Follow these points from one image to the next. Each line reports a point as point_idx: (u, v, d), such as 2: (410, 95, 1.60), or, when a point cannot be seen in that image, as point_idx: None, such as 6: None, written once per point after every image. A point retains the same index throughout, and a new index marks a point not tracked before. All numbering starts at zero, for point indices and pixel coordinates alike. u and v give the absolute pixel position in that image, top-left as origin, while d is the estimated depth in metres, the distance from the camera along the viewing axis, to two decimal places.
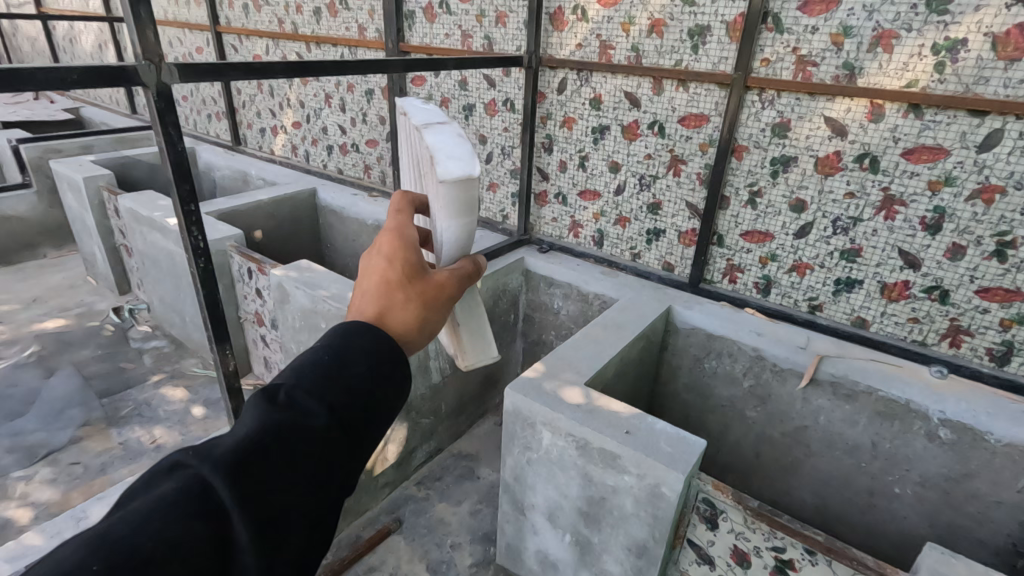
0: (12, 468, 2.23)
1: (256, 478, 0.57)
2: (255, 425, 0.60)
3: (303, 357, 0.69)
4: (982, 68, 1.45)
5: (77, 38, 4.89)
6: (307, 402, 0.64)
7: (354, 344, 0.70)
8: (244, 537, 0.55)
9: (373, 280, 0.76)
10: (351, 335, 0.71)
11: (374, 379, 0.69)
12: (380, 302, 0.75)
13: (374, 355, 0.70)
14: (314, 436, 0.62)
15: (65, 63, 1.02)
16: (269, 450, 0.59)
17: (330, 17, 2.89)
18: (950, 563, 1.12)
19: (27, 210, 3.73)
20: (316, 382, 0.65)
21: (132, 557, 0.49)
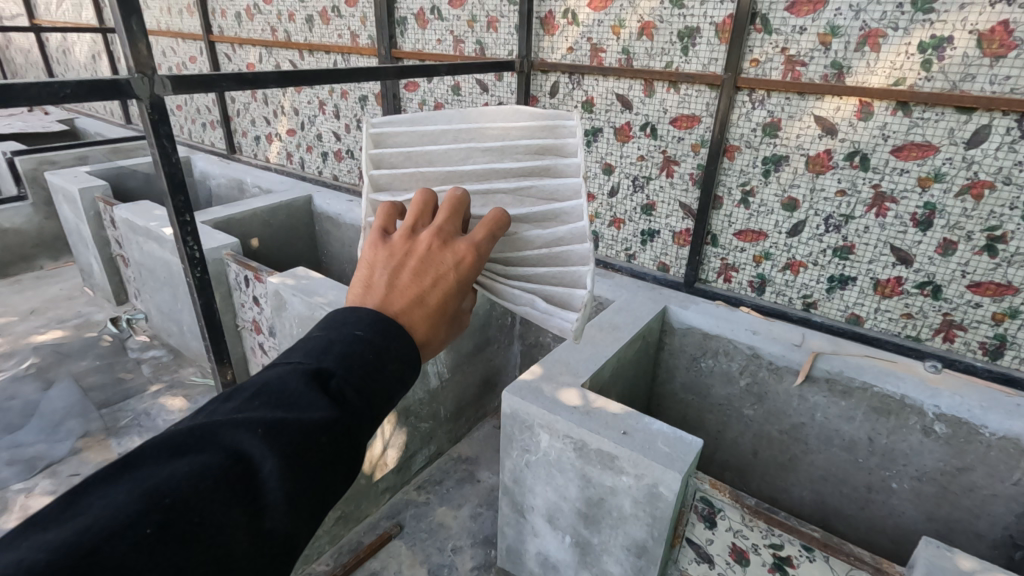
0: (11, 480, 2.23)
1: (302, 472, 0.52)
2: (305, 417, 0.53)
3: (356, 340, 0.61)
4: (968, 65, 1.47)
5: (70, 50, 4.90)
6: (356, 397, 0.58)
7: (402, 356, 0.63)
8: (277, 534, 0.51)
9: (439, 300, 0.68)
10: (402, 353, 0.63)
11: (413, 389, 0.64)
12: (434, 328, 0.68)
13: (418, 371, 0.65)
14: (356, 439, 0.57)
15: (60, 77, 1.03)
16: (318, 444, 0.53)
17: (322, 25, 2.91)
18: (946, 556, 1.13)
19: (23, 223, 3.73)
20: (369, 376, 0.59)
21: (173, 531, 0.46)
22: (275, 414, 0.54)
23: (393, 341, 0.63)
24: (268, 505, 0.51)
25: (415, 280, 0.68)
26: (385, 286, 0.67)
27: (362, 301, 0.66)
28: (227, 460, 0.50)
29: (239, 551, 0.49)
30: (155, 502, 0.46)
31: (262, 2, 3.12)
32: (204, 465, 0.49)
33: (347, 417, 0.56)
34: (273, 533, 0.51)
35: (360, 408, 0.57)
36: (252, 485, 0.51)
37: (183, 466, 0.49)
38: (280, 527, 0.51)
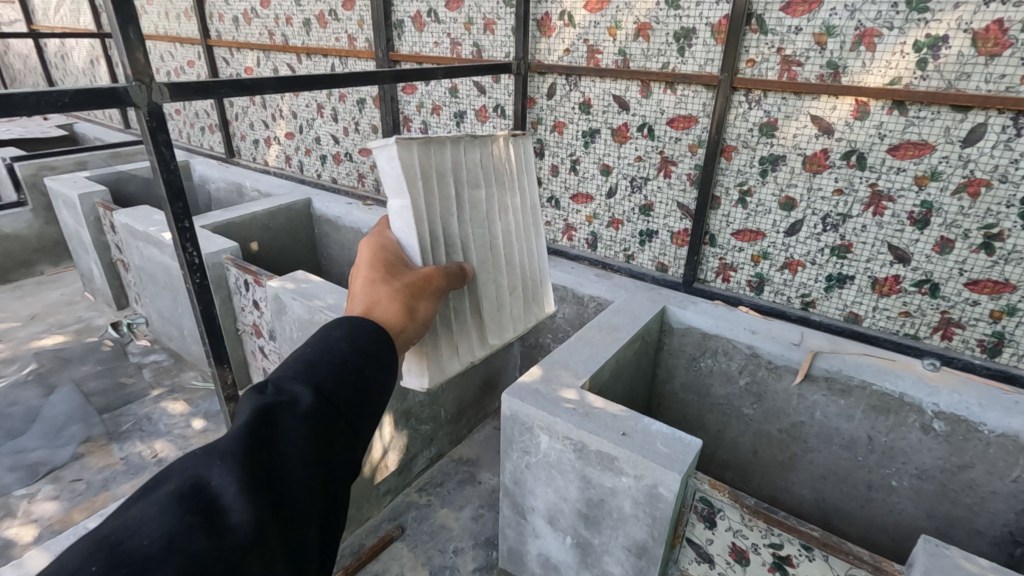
0: (14, 486, 2.24)
1: (256, 460, 0.54)
2: (246, 412, 0.58)
3: (293, 358, 0.68)
4: (964, 64, 1.47)
5: (69, 55, 4.91)
6: (295, 389, 0.63)
7: (343, 332, 0.72)
8: (244, 524, 0.49)
9: (359, 285, 0.85)
10: (344, 328, 0.73)
11: (359, 358, 0.69)
12: (373, 296, 0.82)
13: (362, 342, 0.71)
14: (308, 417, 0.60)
15: (57, 87, 1.03)
16: (262, 430, 0.57)
17: (320, 28, 2.91)
18: (944, 554, 1.14)
19: (23, 228, 3.74)
20: (303, 369, 0.65)
21: (130, 555, 0.45)
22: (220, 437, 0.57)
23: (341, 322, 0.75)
24: (227, 504, 0.50)
25: (355, 285, 0.86)
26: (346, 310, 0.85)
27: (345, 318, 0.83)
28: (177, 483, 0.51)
29: (206, 553, 0.46)
30: (102, 543, 0.45)
31: (260, 6, 3.12)
32: (158, 496, 0.50)
33: (289, 403, 0.61)
34: (240, 527, 0.49)
35: (301, 391, 0.62)
36: (206, 496, 0.51)
37: (132, 506, 0.49)
38: (246, 518, 0.49)
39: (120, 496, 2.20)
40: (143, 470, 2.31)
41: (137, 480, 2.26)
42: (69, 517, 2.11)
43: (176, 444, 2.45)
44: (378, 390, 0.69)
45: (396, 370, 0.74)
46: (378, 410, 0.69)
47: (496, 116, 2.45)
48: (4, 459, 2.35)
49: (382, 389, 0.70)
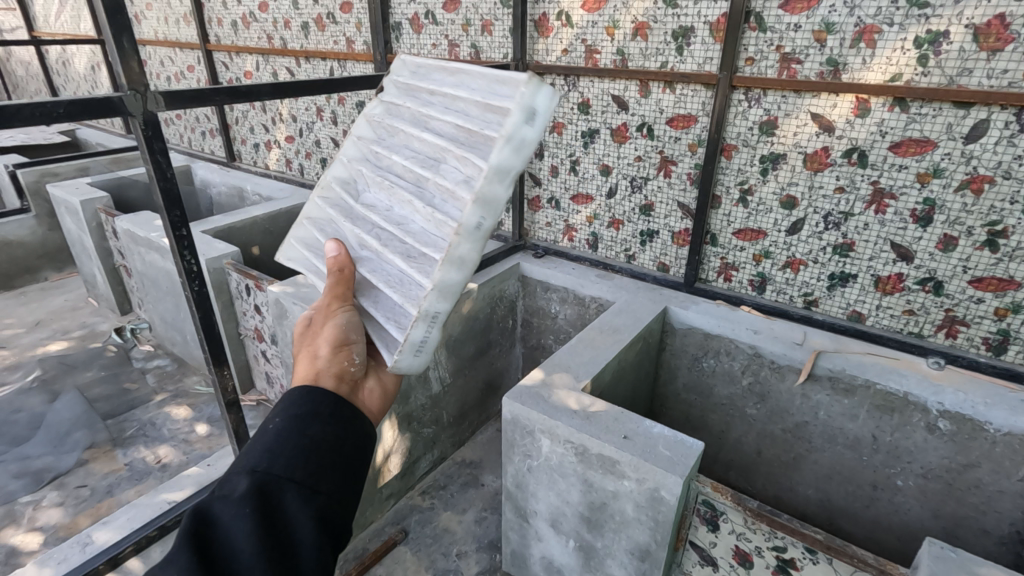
0: (19, 493, 2.25)
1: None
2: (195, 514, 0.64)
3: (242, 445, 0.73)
4: (965, 59, 1.45)
5: (70, 61, 4.92)
6: (235, 477, 0.67)
7: (277, 408, 0.75)
8: None
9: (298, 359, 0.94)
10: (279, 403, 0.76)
11: (296, 424, 0.73)
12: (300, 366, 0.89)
13: (294, 409, 0.75)
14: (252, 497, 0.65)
15: (52, 97, 1.03)
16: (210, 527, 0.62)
17: (318, 32, 2.91)
18: (950, 557, 1.13)
19: (27, 235, 3.75)
20: (242, 458, 0.69)
21: None
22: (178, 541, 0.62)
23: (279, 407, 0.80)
24: None
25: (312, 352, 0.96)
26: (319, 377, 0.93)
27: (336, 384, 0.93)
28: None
29: None
30: None
31: (258, 10, 3.12)
32: None
33: (229, 491, 0.65)
34: None
35: (240, 476, 0.66)
36: None
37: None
38: None
39: (124, 502, 2.21)
40: (147, 476, 2.32)
41: (141, 486, 2.27)
42: (74, 523, 2.12)
43: (180, 450, 2.46)
44: (327, 444, 0.73)
45: (342, 418, 0.77)
46: (334, 458, 0.72)
47: None
48: (10, 466, 2.36)
49: (333, 439, 0.74)
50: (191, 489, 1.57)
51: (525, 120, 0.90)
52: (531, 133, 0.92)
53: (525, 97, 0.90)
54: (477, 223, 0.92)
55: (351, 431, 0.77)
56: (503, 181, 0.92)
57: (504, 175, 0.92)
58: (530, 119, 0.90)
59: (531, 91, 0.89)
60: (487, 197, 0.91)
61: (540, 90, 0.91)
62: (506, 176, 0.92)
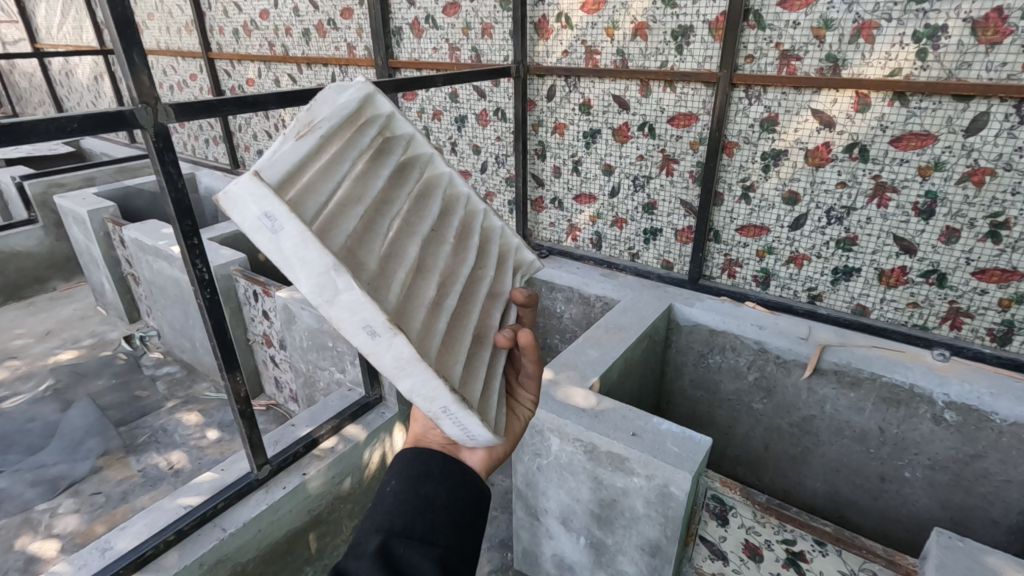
0: (35, 501, 2.28)
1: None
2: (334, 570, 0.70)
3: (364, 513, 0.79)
4: (964, 53, 1.46)
5: (72, 71, 4.96)
6: (366, 539, 0.73)
7: (393, 473, 0.82)
8: None
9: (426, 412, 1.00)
10: (393, 468, 0.83)
11: (411, 486, 0.80)
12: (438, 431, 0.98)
13: (409, 472, 0.82)
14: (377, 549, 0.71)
15: (66, 112, 1.05)
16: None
17: (319, 38, 2.93)
18: (958, 546, 1.14)
19: (35, 245, 3.79)
20: (369, 523, 0.76)
21: None
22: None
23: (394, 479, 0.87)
24: None
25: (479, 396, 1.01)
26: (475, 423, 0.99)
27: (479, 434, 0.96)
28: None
29: None
30: None
31: (259, 18, 3.15)
32: None
33: (359, 548, 0.72)
34: None
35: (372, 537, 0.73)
36: None
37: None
38: None
39: (139, 508, 2.23)
40: (161, 481, 2.35)
41: (155, 492, 2.29)
42: (90, 530, 2.15)
43: (192, 455, 2.48)
44: (440, 502, 0.79)
45: (453, 477, 0.82)
46: (443, 519, 0.78)
47: (497, 119, 2.46)
48: (25, 474, 2.39)
49: (444, 499, 0.80)
50: (206, 492, 1.59)
51: (267, 236, 0.60)
52: (294, 234, 0.59)
53: (241, 223, 0.60)
54: (368, 332, 0.63)
55: (461, 490, 0.81)
56: (338, 287, 0.61)
57: (330, 286, 0.61)
58: (270, 235, 0.59)
59: (235, 207, 0.59)
60: (348, 311, 0.62)
61: (236, 195, 0.59)
62: (332, 283, 0.61)
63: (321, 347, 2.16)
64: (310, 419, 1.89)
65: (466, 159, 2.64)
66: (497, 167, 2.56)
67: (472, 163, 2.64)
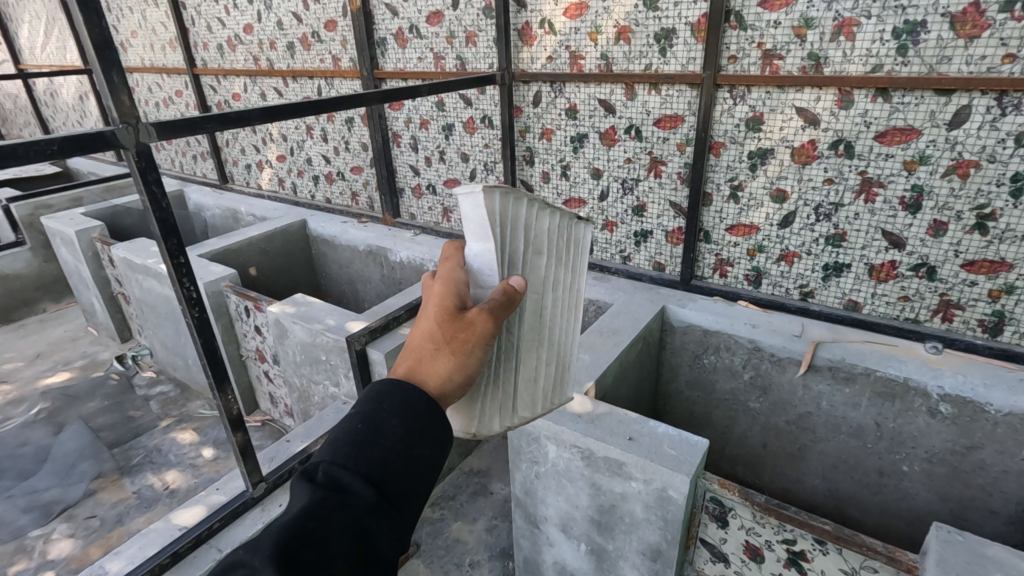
0: (29, 527, 2.24)
1: (298, 557, 0.59)
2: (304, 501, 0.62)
3: (345, 429, 0.70)
4: (943, 48, 1.48)
5: (57, 92, 4.93)
6: (343, 477, 0.66)
7: (395, 404, 0.72)
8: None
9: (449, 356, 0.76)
10: (396, 398, 0.73)
11: (408, 440, 0.70)
12: (415, 350, 0.77)
13: (415, 420, 0.72)
14: (354, 513, 0.63)
15: (46, 134, 1.03)
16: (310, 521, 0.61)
17: (304, 51, 2.92)
18: (957, 540, 1.14)
19: (23, 267, 3.75)
20: (352, 455, 0.68)
21: None
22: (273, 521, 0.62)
23: (372, 394, 0.75)
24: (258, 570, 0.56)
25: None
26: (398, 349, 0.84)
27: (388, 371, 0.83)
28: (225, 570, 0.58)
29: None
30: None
31: (243, 32, 3.14)
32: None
33: (345, 499, 0.64)
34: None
35: (351, 480, 0.66)
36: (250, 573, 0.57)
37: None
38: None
39: (134, 530, 2.20)
40: (156, 502, 2.32)
41: (150, 513, 2.27)
42: (86, 555, 2.12)
43: (188, 474, 2.46)
44: (425, 469, 0.71)
45: (447, 443, 0.74)
46: (421, 484, 0.71)
47: (484, 126, 2.46)
48: (18, 500, 2.36)
49: (428, 467, 0.72)
50: (203, 514, 1.58)
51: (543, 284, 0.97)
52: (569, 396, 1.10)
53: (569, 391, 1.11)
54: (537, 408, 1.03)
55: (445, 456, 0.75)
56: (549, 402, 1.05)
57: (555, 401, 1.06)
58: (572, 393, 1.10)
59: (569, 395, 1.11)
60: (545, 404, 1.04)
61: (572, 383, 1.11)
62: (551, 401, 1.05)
63: (313, 362, 2.15)
64: (306, 434, 1.88)
65: (455, 167, 2.64)
66: (486, 174, 2.55)
67: (461, 171, 2.64)
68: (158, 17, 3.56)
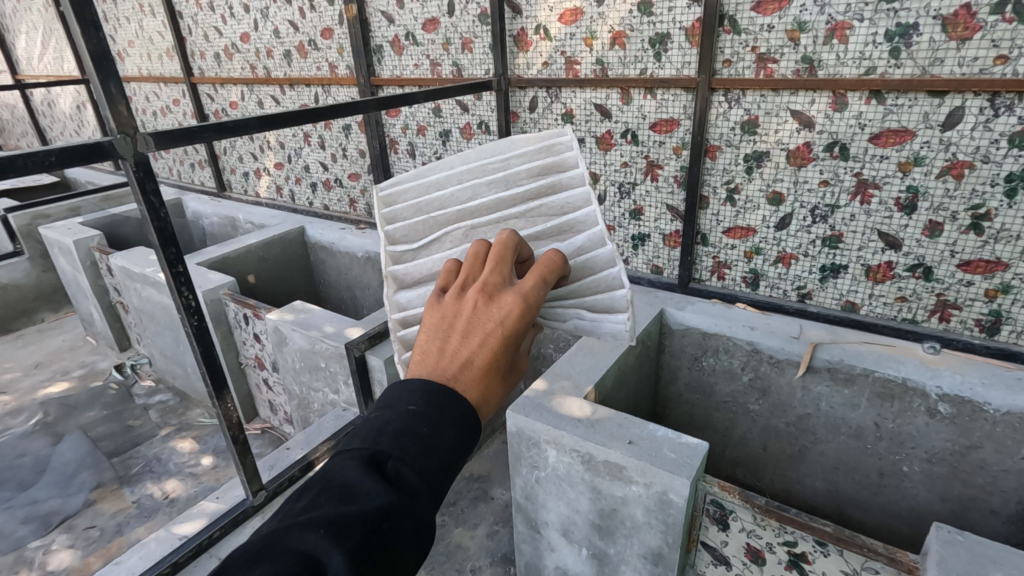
0: (28, 538, 2.24)
1: (366, 562, 0.54)
2: (372, 500, 0.57)
3: (411, 424, 0.62)
4: (936, 50, 1.49)
5: (55, 101, 4.94)
6: (409, 477, 0.59)
7: (456, 416, 0.65)
8: None
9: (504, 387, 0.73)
10: (457, 413, 0.65)
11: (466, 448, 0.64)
12: (481, 381, 0.69)
13: (470, 436, 0.66)
14: (418, 520, 0.58)
15: (44, 146, 1.03)
16: (379, 527, 0.56)
17: (301, 59, 2.94)
18: (956, 540, 1.14)
19: (21, 277, 3.75)
20: (421, 454, 0.61)
21: None
22: (338, 506, 0.57)
23: (428, 396, 0.65)
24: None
25: (433, 307, 0.74)
26: (439, 351, 0.70)
27: (418, 370, 0.69)
28: (296, 562, 0.53)
29: None
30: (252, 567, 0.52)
31: (240, 41, 3.16)
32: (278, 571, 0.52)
33: (410, 505, 0.58)
34: None
35: (417, 484, 0.59)
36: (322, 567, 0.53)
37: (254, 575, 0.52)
38: None
39: (135, 540, 2.20)
40: (156, 512, 2.31)
41: (150, 523, 2.26)
42: (86, 565, 2.11)
43: (188, 483, 2.45)
44: None
45: None
46: None
47: (481, 132, 2.47)
48: (17, 511, 2.36)
49: None
50: (204, 523, 1.58)
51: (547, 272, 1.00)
52: None
53: None
54: None
55: None
56: None
57: None
58: None
59: None
60: None
61: None
62: None
63: (313, 369, 2.15)
64: (305, 442, 1.88)
65: None
66: None
67: None
68: (156, 27, 3.57)
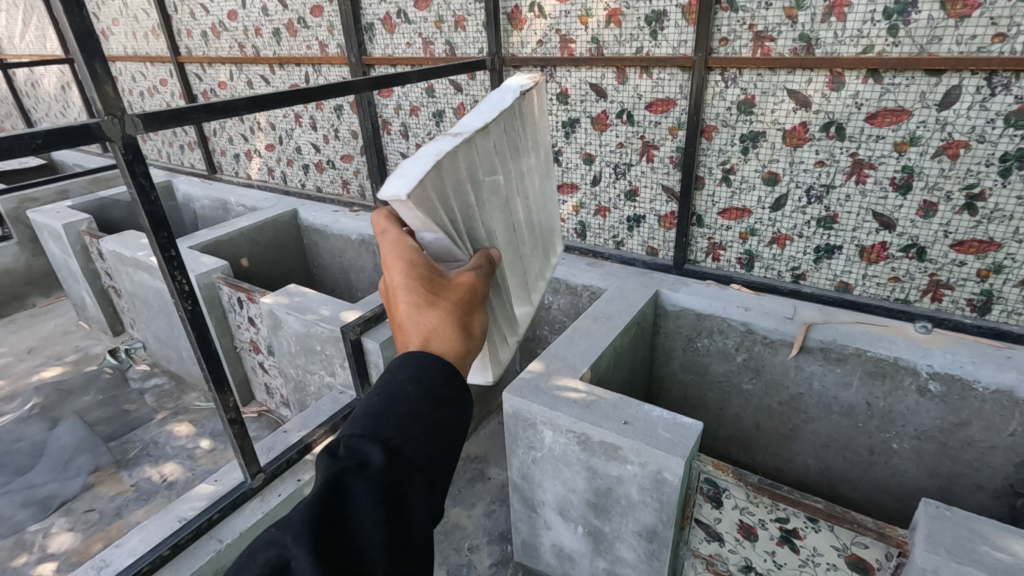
0: (27, 522, 2.25)
1: (325, 528, 0.59)
2: (327, 475, 0.63)
3: (361, 407, 0.71)
4: (935, 27, 1.47)
5: (38, 82, 4.84)
6: (365, 448, 0.66)
7: (408, 373, 0.74)
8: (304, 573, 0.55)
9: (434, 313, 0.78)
10: (409, 367, 0.74)
11: (425, 403, 0.71)
12: (405, 327, 0.79)
13: (428, 387, 0.73)
14: (378, 479, 0.64)
15: (29, 128, 1.02)
16: (336, 499, 0.62)
17: (290, 37, 2.88)
18: (944, 515, 1.16)
19: (11, 262, 3.71)
20: (370, 426, 0.69)
21: None
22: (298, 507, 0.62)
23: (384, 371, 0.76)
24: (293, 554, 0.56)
25: None
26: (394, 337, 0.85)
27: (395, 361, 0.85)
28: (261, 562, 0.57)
29: None
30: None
31: (227, 19, 3.09)
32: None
33: (366, 470, 0.64)
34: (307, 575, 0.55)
35: (371, 450, 0.66)
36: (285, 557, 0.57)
37: None
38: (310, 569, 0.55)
39: (134, 523, 2.21)
40: (155, 495, 2.33)
41: (149, 505, 2.27)
42: (87, 547, 2.13)
43: (185, 466, 2.46)
44: (443, 434, 0.71)
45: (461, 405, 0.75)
46: (445, 447, 0.71)
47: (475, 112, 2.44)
48: (15, 495, 2.36)
49: (450, 429, 0.72)
50: (202, 505, 1.59)
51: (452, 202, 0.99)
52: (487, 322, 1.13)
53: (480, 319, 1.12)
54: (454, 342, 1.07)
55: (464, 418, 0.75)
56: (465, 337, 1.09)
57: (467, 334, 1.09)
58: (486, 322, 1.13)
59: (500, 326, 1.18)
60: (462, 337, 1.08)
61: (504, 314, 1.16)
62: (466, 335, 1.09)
63: (308, 353, 2.15)
64: (302, 424, 1.89)
65: None
66: None
67: None
68: (140, 5, 3.49)
